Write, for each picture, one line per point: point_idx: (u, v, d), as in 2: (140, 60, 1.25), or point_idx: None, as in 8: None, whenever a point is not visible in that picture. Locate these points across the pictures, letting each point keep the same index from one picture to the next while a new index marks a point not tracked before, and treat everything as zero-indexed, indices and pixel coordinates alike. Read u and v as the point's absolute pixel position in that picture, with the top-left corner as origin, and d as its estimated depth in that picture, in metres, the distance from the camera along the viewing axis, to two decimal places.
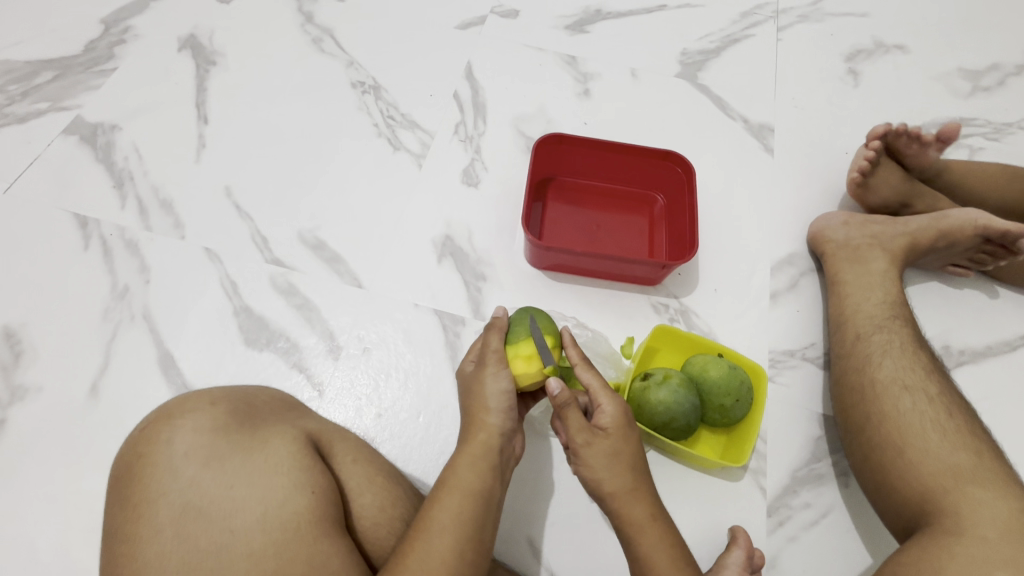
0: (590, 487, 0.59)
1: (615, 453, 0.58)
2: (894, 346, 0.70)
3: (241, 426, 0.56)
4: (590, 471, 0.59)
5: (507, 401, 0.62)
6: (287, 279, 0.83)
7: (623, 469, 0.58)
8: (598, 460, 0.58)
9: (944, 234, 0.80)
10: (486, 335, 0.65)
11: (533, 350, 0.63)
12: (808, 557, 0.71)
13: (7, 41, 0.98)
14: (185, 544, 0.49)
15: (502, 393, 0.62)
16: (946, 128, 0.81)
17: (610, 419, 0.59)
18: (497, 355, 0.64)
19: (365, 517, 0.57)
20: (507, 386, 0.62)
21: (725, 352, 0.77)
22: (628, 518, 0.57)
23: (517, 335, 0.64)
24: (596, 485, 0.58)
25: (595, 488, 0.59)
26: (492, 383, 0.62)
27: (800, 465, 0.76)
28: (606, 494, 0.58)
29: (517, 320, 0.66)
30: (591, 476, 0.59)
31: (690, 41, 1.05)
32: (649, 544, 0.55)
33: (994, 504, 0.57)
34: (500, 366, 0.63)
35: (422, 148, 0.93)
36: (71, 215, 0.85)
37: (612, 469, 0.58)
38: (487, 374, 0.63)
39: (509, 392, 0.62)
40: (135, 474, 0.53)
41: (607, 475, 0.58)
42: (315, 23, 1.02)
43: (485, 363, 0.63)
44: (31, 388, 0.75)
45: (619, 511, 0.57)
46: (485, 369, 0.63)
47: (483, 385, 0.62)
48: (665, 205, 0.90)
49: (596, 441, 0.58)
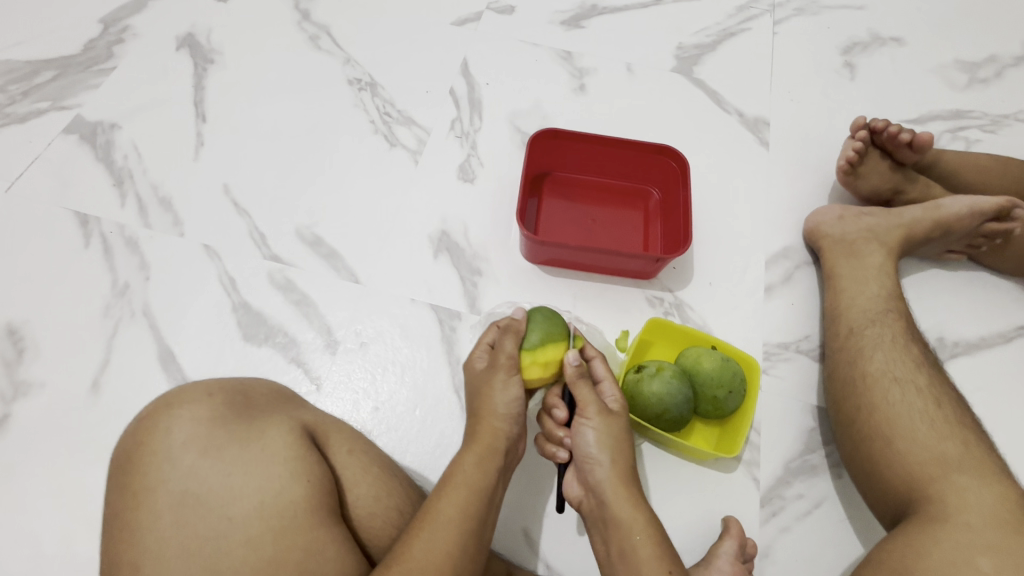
0: (589, 457, 0.59)
1: (620, 430, 0.61)
2: (886, 339, 0.71)
3: (238, 415, 0.57)
4: (596, 438, 0.59)
5: (518, 407, 0.64)
6: (285, 275, 0.84)
7: (626, 448, 0.60)
8: (607, 430, 0.60)
9: (939, 224, 0.81)
10: (502, 338, 0.66)
11: (549, 357, 0.65)
12: (801, 546, 0.72)
13: (8, 41, 0.99)
14: (184, 530, 0.50)
15: (513, 401, 0.63)
16: (920, 137, 0.82)
17: (618, 404, 0.63)
18: (508, 363, 0.65)
19: (361, 507, 0.58)
20: (518, 394, 0.64)
21: (718, 344, 0.77)
22: (621, 491, 0.57)
23: (534, 341, 0.65)
24: (597, 453, 0.59)
25: (596, 456, 0.59)
26: (502, 393, 0.63)
27: (793, 457, 0.76)
28: (607, 463, 0.58)
29: (533, 322, 0.67)
30: (595, 444, 0.59)
31: (685, 35, 1.06)
32: (637, 520, 0.55)
33: (979, 492, 0.58)
34: (510, 374, 0.64)
35: (419, 144, 0.94)
36: (72, 214, 0.86)
37: (617, 442, 0.59)
38: (498, 379, 0.64)
39: (519, 400, 0.64)
40: (135, 463, 0.54)
41: (610, 446, 0.59)
42: (312, 21, 1.03)
43: (496, 369, 0.65)
44: (34, 384, 0.76)
45: (612, 484, 0.57)
46: (495, 375, 0.64)
47: (492, 391, 0.64)
48: (661, 199, 0.91)
49: (607, 414, 0.61)
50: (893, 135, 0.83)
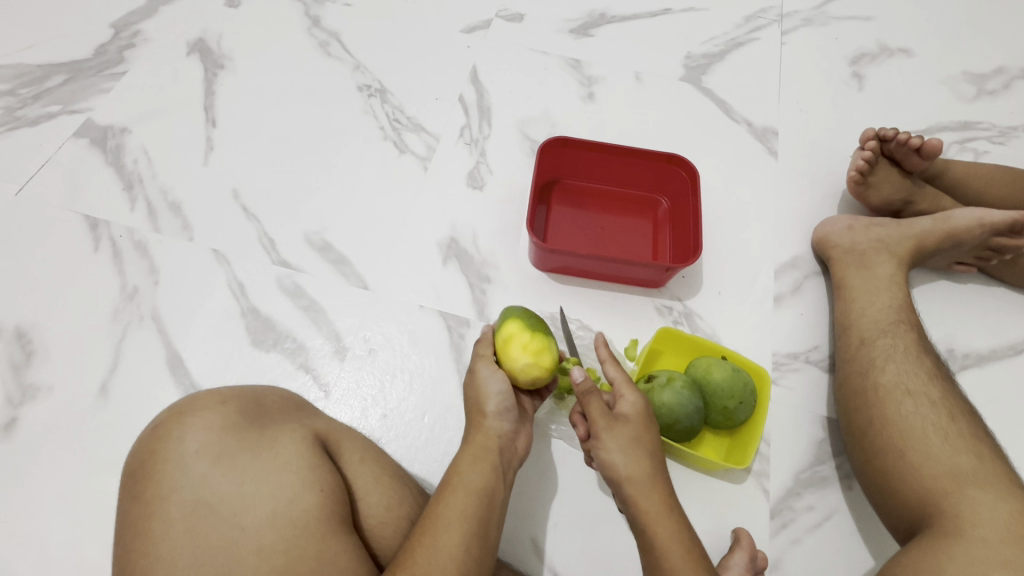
0: (610, 473, 0.59)
1: (637, 438, 0.59)
2: (898, 350, 0.71)
3: (250, 423, 0.57)
4: (612, 456, 0.58)
5: (505, 402, 0.63)
6: (294, 280, 0.84)
7: (646, 455, 0.59)
8: (620, 445, 0.59)
9: (950, 235, 0.80)
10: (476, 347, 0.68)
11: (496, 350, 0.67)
12: (810, 559, 0.71)
13: (20, 45, 0.99)
14: (195, 539, 0.49)
15: (498, 395, 0.63)
16: (929, 143, 0.81)
17: (629, 407, 0.61)
18: (488, 358, 0.66)
19: (372, 516, 0.58)
20: (502, 386, 0.64)
21: (728, 355, 0.77)
22: (645, 509, 0.56)
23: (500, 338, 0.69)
24: (616, 469, 0.58)
25: (613, 474, 0.58)
26: (488, 387, 0.64)
27: (803, 468, 0.76)
28: (625, 478, 0.58)
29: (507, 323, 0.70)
30: (613, 460, 0.58)
31: (694, 45, 1.06)
32: (663, 534, 0.55)
33: (994, 506, 0.58)
34: (495, 367, 0.65)
35: (427, 151, 0.94)
36: (81, 217, 0.86)
37: (636, 454, 0.59)
38: (483, 374, 0.65)
39: (504, 394, 0.64)
40: (147, 471, 0.53)
41: (629, 459, 0.58)
42: (322, 27, 1.03)
43: (477, 368, 0.66)
44: (43, 388, 0.76)
45: (636, 500, 0.57)
46: (478, 374, 0.65)
47: (481, 382, 0.64)
48: (670, 208, 0.90)
49: (618, 425, 0.60)
50: (902, 143, 0.83)
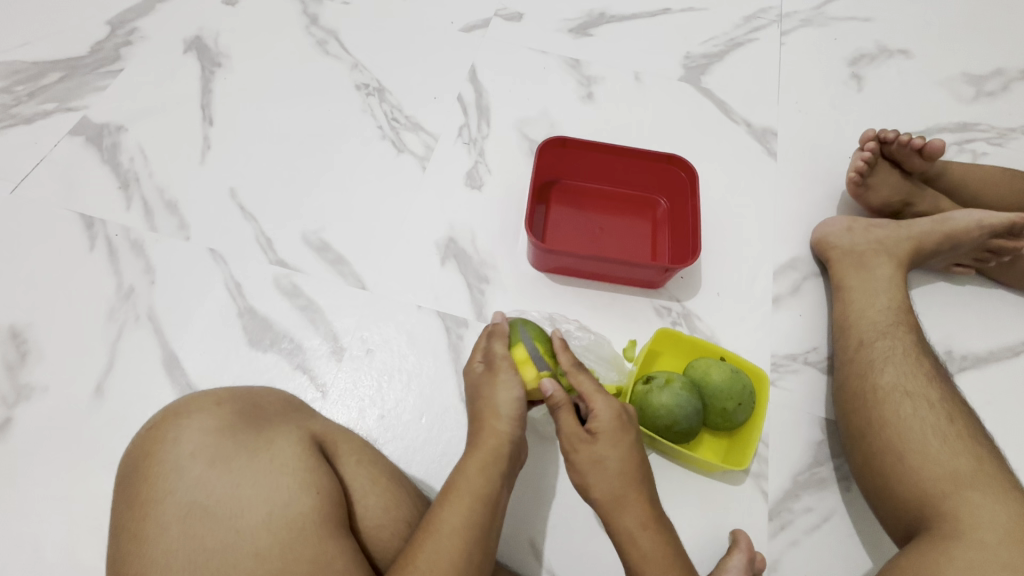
0: (583, 491, 0.60)
1: (604, 457, 0.59)
2: (897, 353, 0.71)
3: (246, 425, 0.57)
4: (581, 476, 0.60)
5: (520, 408, 0.62)
6: (290, 280, 0.83)
7: (613, 475, 0.58)
8: (586, 466, 0.59)
9: (949, 237, 0.80)
10: (491, 344, 0.67)
11: None
12: (808, 560, 0.71)
13: (15, 42, 0.99)
14: (190, 542, 0.49)
15: (513, 401, 0.62)
16: (931, 144, 0.81)
17: (600, 422, 0.59)
18: (506, 360, 0.65)
19: (369, 519, 0.57)
20: (519, 394, 0.63)
21: (727, 355, 0.77)
22: (614, 527, 0.58)
23: None
24: (586, 488, 0.59)
25: (586, 493, 0.60)
26: (504, 391, 0.63)
27: (802, 469, 0.76)
28: (595, 498, 0.59)
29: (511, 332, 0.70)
30: (582, 480, 0.60)
31: (693, 45, 1.06)
32: (633, 553, 0.56)
33: (993, 509, 0.58)
34: (511, 373, 0.64)
35: (426, 150, 0.93)
36: (77, 215, 0.86)
37: (604, 475, 0.58)
38: (500, 377, 0.64)
39: (520, 400, 0.62)
40: (142, 473, 0.53)
41: (596, 480, 0.59)
42: (320, 26, 1.03)
43: (494, 370, 0.65)
44: (37, 388, 0.75)
45: (608, 519, 0.58)
46: (496, 376, 0.64)
47: (497, 386, 0.63)
48: (668, 209, 0.90)
49: (584, 445, 0.59)
50: (903, 144, 0.83)
